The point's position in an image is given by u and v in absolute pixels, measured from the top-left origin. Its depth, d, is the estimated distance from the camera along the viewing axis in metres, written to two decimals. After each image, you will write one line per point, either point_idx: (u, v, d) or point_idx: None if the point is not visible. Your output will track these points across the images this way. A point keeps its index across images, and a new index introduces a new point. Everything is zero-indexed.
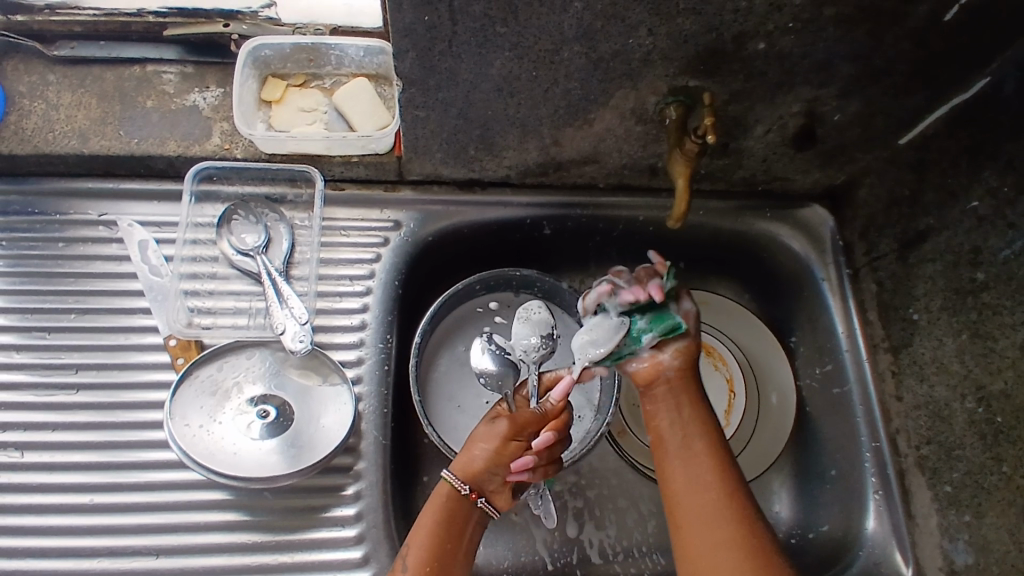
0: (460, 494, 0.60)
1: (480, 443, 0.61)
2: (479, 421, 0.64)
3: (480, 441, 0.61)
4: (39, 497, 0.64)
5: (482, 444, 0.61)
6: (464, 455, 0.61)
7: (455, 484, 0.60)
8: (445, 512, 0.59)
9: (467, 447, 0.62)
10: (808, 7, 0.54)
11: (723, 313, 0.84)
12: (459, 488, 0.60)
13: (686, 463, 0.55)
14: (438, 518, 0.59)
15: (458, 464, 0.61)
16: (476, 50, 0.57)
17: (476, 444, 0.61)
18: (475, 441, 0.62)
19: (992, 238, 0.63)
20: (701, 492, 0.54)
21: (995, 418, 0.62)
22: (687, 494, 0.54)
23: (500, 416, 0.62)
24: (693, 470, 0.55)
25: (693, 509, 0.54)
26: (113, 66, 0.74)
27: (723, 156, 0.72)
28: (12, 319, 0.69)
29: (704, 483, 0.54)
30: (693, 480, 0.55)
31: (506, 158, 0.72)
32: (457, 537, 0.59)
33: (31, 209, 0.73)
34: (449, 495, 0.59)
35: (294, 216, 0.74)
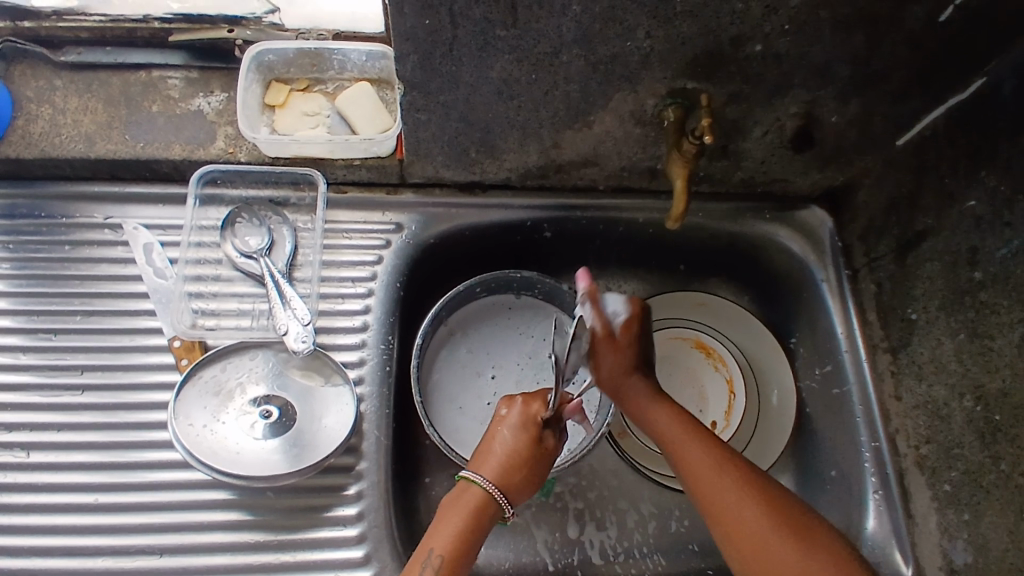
0: (498, 509, 0.61)
1: (527, 461, 0.63)
2: (515, 430, 0.64)
3: (527, 462, 0.63)
4: (44, 496, 0.65)
5: (528, 466, 0.63)
6: (513, 474, 0.62)
7: (500, 502, 0.61)
8: (473, 522, 0.59)
9: (516, 464, 0.62)
10: (804, 9, 0.55)
11: (724, 316, 0.84)
12: (502, 506, 0.62)
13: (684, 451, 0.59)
14: (468, 525, 0.59)
15: (501, 477, 0.62)
16: (477, 53, 0.58)
17: (525, 465, 0.63)
18: (524, 461, 0.63)
19: (989, 238, 0.63)
20: (706, 469, 0.58)
21: (994, 416, 0.63)
22: (699, 478, 0.58)
23: (547, 439, 0.64)
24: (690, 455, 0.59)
25: (709, 490, 0.57)
26: (119, 72, 0.75)
27: (722, 158, 0.73)
28: (19, 320, 0.70)
29: (702, 463, 0.58)
30: (698, 464, 0.58)
31: (506, 161, 0.72)
32: (477, 550, 0.59)
33: (37, 212, 0.74)
34: (485, 508, 0.60)
35: (297, 219, 0.75)
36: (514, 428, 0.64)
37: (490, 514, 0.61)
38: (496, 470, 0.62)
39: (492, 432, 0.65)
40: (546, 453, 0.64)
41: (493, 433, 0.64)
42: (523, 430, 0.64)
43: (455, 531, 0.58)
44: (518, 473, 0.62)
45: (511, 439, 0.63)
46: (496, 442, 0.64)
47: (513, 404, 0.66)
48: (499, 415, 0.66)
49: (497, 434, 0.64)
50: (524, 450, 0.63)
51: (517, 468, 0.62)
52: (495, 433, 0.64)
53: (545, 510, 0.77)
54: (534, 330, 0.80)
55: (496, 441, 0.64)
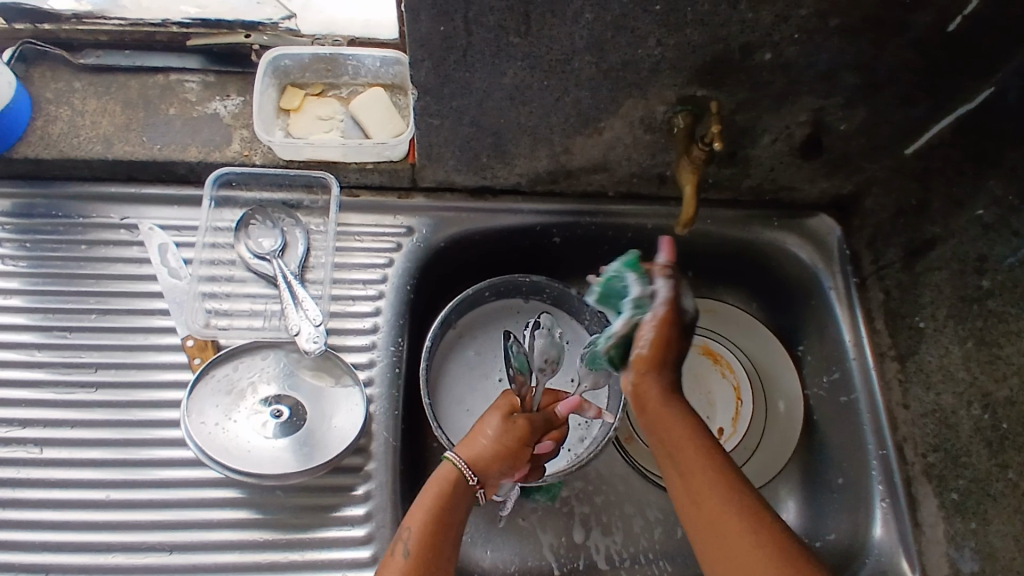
0: (467, 484, 0.60)
1: (496, 437, 0.62)
2: (491, 411, 0.65)
3: (500, 439, 0.62)
4: (57, 492, 0.66)
5: (503, 446, 0.62)
6: (487, 452, 0.62)
7: (466, 475, 0.60)
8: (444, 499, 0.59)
9: (483, 438, 0.62)
10: (813, 18, 0.55)
11: (733, 323, 0.85)
12: (470, 479, 0.60)
13: (693, 475, 0.53)
14: (440, 501, 0.58)
15: (467, 450, 0.61)
16: (489, 59, 0.58)
17: (499, 447, 0.62)
18: (493, 436, 0.62)
19: (997, 246, 0.63)
20: (718, 504, 0.51)
21: (1001, 424, 0.63)
22: (708, 506, 0.51)
23: (520, 418, 0.64)
24: (704, 483, 0.52)
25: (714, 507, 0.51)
26: (137, 75, 0.77)
27: (731, 166, 0.74)
28: (35, 318, 0.71)
29: (717, 496, 0.51)
30: (709, 484, 0.52)
31: (517, 166, 0.73)
32: (450, 531, 0.58)
33: (55, 212, 0.75)
34: (456, 485, 0.59)
35: (310, 221, 0.76)
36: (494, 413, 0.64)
37: (462, 491, 0.60)
38: (465, 444, 0.62)
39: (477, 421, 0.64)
40: (519, 432, 0.63)
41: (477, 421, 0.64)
42: (499, 410, 0.65)
43: (426, 507, 0.58)
44: (492, 453, 0.62)
45: (490, 424, 0.63)
46: (478, 428, 0.63)
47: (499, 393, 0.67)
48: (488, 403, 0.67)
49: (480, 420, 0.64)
50: (493, 427, 0.63)
51: (484, 442, 0.62)
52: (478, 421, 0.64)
53: (552, 514, 0.78)
54: None
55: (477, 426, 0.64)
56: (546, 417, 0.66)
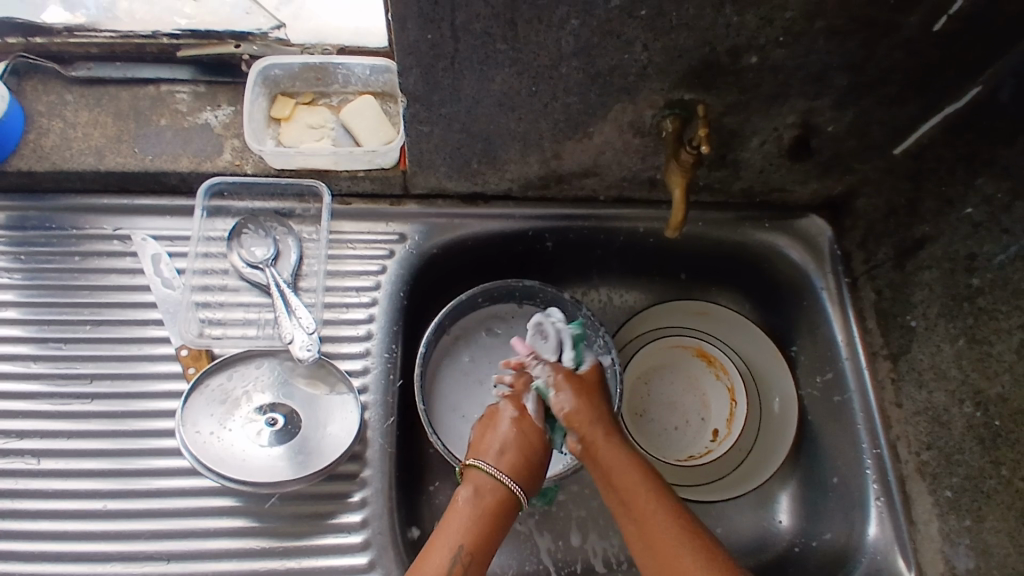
0: (512, 494, 0.62)
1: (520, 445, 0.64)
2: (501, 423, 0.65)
3: (527, 445, 0.64)
4: (54, 503, 0.66)
5: (530, 450, 0.64)
6: (522, 463, 0.63)
7: (512, 489, 0.62)
8: (490, 520, 0.60)
9: (517, 451, 0.63)
10: (798, 20, 0.56)
11: (724, 324, 0.85)
12: (511, 489, 0.62)
13: (638, 502, 0.58)
14: (486, 525, 0.60)
15: (505, 464, 0.63)
16: (477, 67, 0.59)
17: (523, 443, 0.64)
18: (523, 446, 0.64)
19: (987, 244, 0.64)
20: (629, 474, 0.60)
21: (994, 422, 0.63)
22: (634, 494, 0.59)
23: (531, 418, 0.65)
24: (620, 465, 0.60)
25: (622, 475, 0.60)
26: (128, 86, 0.77)
27: (721, 168, 0.74)
28: (29, 330, 0.72)
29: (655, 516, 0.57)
30: (615, 456, 0.61)
31: (508, 171, 0.73)
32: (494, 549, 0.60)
33: (48, 224, 0.75)
34: (501, 503, 0.61)
35: (303, 229, 0.76)
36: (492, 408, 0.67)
37: (509, 506, 0.62)
38: (505, 463, 0.63)
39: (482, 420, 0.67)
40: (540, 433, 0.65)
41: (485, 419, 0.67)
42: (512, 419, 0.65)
43: (474, 531, 0.59)
44: (523, 458, 0.63)
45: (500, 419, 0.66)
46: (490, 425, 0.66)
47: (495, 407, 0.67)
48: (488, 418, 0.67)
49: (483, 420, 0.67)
50: (517, 438, 0.64)
51: (519, 454, 0.63)
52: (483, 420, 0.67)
53: (549, 518, 0.78)
54: None
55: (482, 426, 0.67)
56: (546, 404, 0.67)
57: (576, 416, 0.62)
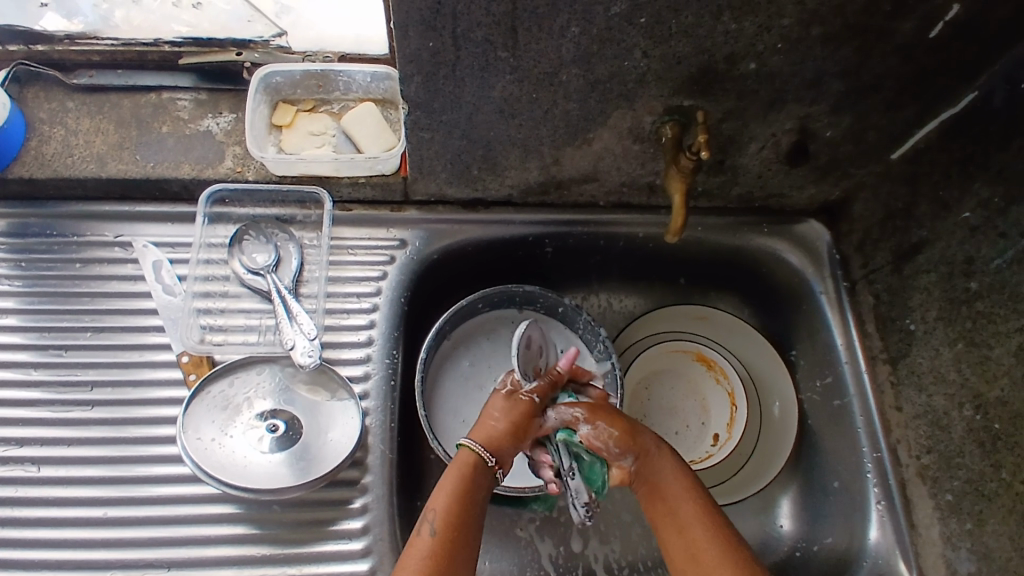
0: (484, 463, 0.60)
1: (502, 415, 0.63)
2: (494, 394, 0.65)
3: (513, 418, 0.63)
4: (54, 510, 0.66)
5: (515, 423, 0.63)
6: (504, 434, 0.62)
7: (484, 457, 0.60)
8: (464, 478, 0.58)
9: (501, 422, 0.62)
10: (795, 27, 0.56)
11: (723, 329, 0.85)
12: (484, 457, 0.60)
13: (675, 508, 0.59)
14: (460, 486, 0.57)
15: (480, 434, 0.61)
16: (478, 74, 0.59)
17: (519, 423, 0.63)
18: (510, 419, 0.63)
19: (984, 248, 0.64)
20: (671, 493, 0.60)
21: (993, 425, 0.63)
22: (676, 512, 0.58)
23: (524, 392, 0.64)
24: (663, 484, 0.60)
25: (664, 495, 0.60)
26: (130, 94, 0.77)
27: (719, 173, 0.74)
28: (30, 337, 0.72)
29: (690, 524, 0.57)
30: (660, 475, 0.61)
31: (508, 178, 0.74)
32: (475, 519, 0.56)
33: (49, 231, 0.76)
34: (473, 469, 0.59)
35: (304, 236, 0.76)
36: (534, 406, 0.64)
37: (484, 474, 0.59)
38: (487, 434, 0.61)
39: (523, 412, 0.63)
40: (533, 406, 0.64)
41: (527, 417, 0.63)
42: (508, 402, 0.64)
43: (447, 495, 0.56)
44: (504, 429, 0.62)
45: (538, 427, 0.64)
46: (530, 428, 0.63)
47: (494, 402, 0.64)
48: (490, 404, 0.64)
49: (511, 406, 0.64)
50: (506, 412, 0.63)
51: (502, 426, 0.62)
52: (521, 414, 0.63)
53: (550, 523, 0.78)
54: None
55: (515, 417, 0.63)
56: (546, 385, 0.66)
57: (628, 431, 0.63)
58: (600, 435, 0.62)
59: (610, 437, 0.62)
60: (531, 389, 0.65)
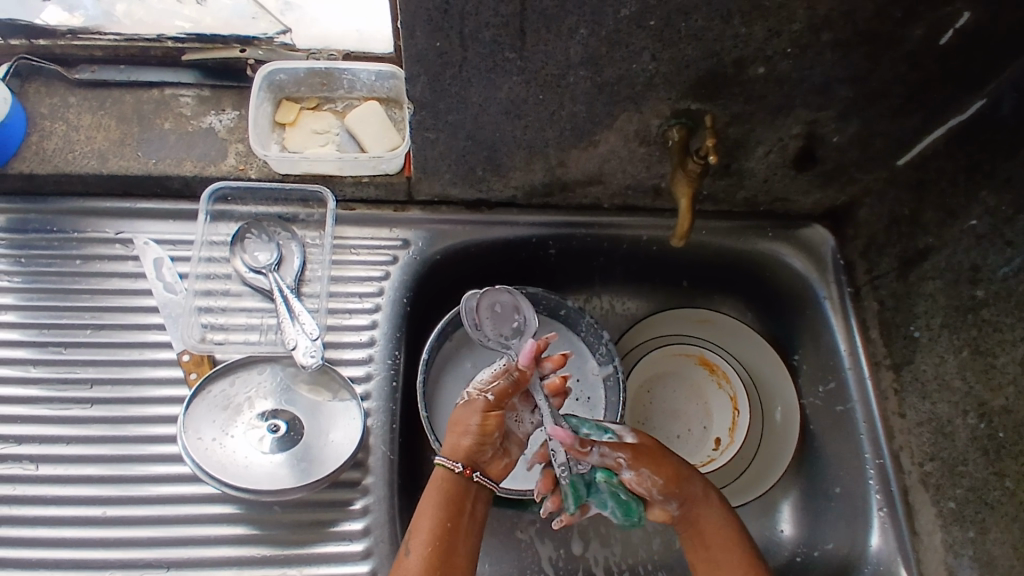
0: (455, 473, 0.60)
1: (460, 422, 0.62)
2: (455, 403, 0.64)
3: (469, 424, 0.62)
4: (52, 509, 0.65)
5: (473, 427, 0.62)
6: (463, 440, 0.61)
7: (450, 466, 0.60)
8: (446, 495, 0.59)
9: (458, 431, 0.62)
10: (805, 32, 0.56)
11: (726, 332, 0.85)
12: (453, 467, 0.60)
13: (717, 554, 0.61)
14: (442, 503, 0.59)
15: (446, 446, 0.62)
16: (485, 75, 0.59)
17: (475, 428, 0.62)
18: (467, 425, 0.62)
19: (991, 255, 0.64)
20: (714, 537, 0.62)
21: (998, 434, 0.63)
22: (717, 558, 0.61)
23: (477, 394, 0.63)
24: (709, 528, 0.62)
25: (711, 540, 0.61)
26: (132, 90, 0.77)
27: (725, 177, 0.74)
28: (30, 334, 0.71)
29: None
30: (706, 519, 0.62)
31: (513, 179, 0.73)
32: (460, 535, 0.58)
33: (49, 227, 0.75)
34: (453, 482, 0.60)
35: (306, 235, 0.76)
36: (492, 403, 0.62)
37: (464, 485, 0.60)
38: (449, 445, 0.61)
39: (480, 414, 0.62)
40: (488, 407, 0.62)
41: (483, 414, 0.62)
42: (464, 409, 0.63)
43: (429, 517, 0.58)
44: (463, 435, 0.61)
45: (501, 422, 0.63)
46: (488, 424, 0.62)
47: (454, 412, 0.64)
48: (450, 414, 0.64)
49: (467, 409, 0.63)
50: (463, 419, 0.62)
51: (461, 433, 0.61)
52: (476, 415, 0.62)
53: (550, 526, 0.77)
54: None
55: (471, 420, 0.62)
56: (509, 380, 0.63)
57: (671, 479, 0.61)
58: (643, 481, 0.61)
59: (653, 488, 0.61)
60: (486, 388, 0.63)
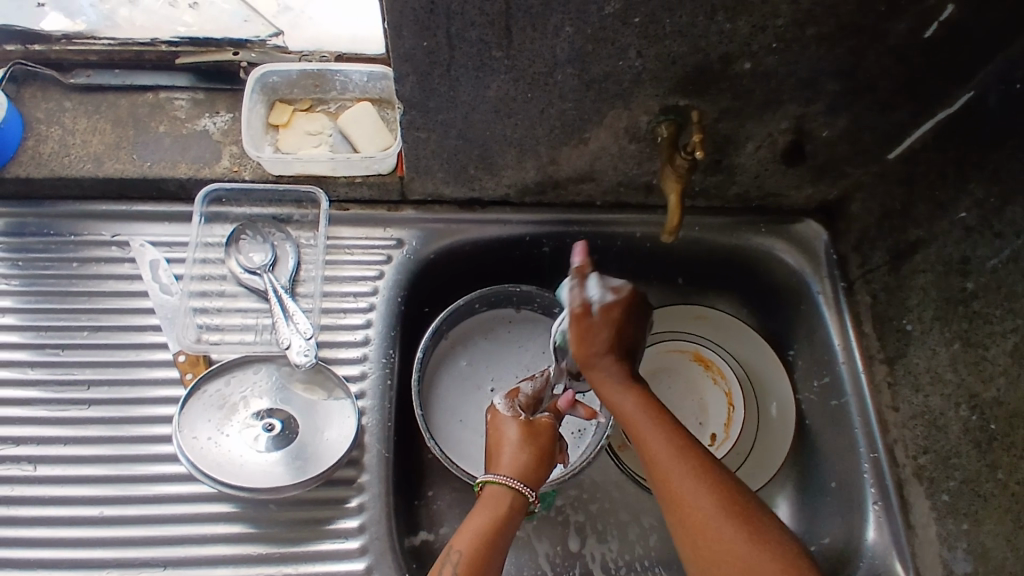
0: (526, 498, 0.62)
1: (530, 447, 0.64)
2: (507, 422, 0.66)
3: (540, 449, 0.65)
4: (50, 509, 0.66)
5: (543, 452, 0.65)
6: (540, 466, 0.64)
7: (524, 492, 0.62)
8: (496, 516, 0.60)
9: (533, 455, 0.64)
10: (790, 26, 0.56)
11: (723, 328, 0.85)
12: (528, 493, 0.62)
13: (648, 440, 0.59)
14: (490, 523, 0.59)
15: (515, 469, 0.63)
16: (473, 73, 0.59)
17: (546, 454, 0.65)
18: (540, 450, 0.65)
19: (980, 247, 0.64)
20: (641, 423, 0.60)
21: (989, 425, 0.63)
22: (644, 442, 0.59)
23: (542, 420, 0.67)
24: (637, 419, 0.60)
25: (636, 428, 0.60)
26: (127, 94, 0.77)
27: (716, 173, 0.74)
28: (27, 336, 0.72)
29: (701, 500, 0.55)
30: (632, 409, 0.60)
31: (505, 177, 0.74)
32: (499, 556, 0.59)
33: (46, 230, 0.76)
34: (507, 504, 0.61)
35: (301, 235, 0.76)
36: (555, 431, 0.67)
37: (517, 510, 0.62)
38: (521, 469, 0.63)
39: (549, 442, 0.66)
40: (551, 434, 0.66)
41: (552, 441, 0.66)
42: (530, 432, 0.65)
43: (476, 531, 0.59)
44: (535, 460, 0.64)
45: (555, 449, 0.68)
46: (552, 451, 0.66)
47: (513, 430, 0.65)
48: (506, 434, 0.65)
49: (536, 435, 0.65)
50: (533, 444, 0.65)
51: (535, 459, 0.64)
52: (546, 442, 0.66)
53: (547, 522, 0.78)
54: (534, 344, 0.81)
55: (541, 446, 0.65)
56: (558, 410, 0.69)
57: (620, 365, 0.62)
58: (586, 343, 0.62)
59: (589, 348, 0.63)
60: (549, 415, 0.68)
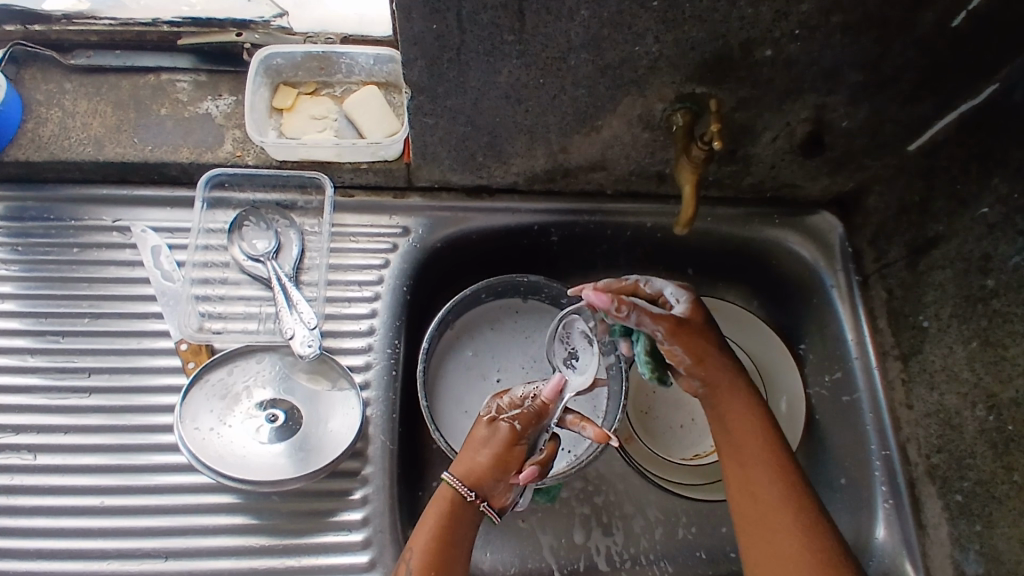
0: (464, 499, 0.60)
1: (480, 448, 0.61)
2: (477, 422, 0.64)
3: (490, 450, 0.61)
4: (51, 498, 0.65)
5: (493, 453, 0.61)
6: (481, 468, 0.60)
7: (461, 491, 0.60)
8: (443, 514, 0.59)
9: (477, 455, 0.61)
10: (815, 13, 0.54)
11: (734, 321, 0.82)
12: (463, 493, 0.60)
13: (749, 454, 0.60)
14: (438, 523, 0.58)
15: (460, 467, 0.61)
16: (484, 58, 0.57)
17: (496, 457, 0.61)
18: (488, 451, 0.61)
19: (1003, 245, 0.62)
20: (747, 434, 0.60)
21: (1006, 427, 0.62)
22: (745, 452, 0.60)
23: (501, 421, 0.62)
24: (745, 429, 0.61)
25: (742, 437, 0.61)
26: (128, 75, 0.76)
27: (731, 163, 0.72)
28: (27, 323, 0.71)
29: (785, 536, 0.57)
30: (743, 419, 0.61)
31: (514, 165, 0.72)
32: (449, 555, 0.58)
33: (47, 215, 0.74)
34: (450, 501, 0.59)
35: (305, 222, 0.74)
36: (518, 433, 0.61)
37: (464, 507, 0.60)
38: (464, 468, 0.61)
39: (505, 445, 0.61)
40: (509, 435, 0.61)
41: (508, 445, 0.61)
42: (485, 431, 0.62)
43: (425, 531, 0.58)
44: (480, 460, 0.61)
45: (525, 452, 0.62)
46: (512, 454, 0.61)
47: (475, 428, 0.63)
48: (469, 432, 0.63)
49: (490, 437, 0.62)
50: (484, 443, 0.61)
51: (480, 459, 0.61)
52: (499, 444, 0.61)
53: (552, 514, 0.77)
54: (541, 335, 0.80)
55: (493, 448, 0.61)
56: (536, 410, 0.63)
57: (737, 376, 0.63)
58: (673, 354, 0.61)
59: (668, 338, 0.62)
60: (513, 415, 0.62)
